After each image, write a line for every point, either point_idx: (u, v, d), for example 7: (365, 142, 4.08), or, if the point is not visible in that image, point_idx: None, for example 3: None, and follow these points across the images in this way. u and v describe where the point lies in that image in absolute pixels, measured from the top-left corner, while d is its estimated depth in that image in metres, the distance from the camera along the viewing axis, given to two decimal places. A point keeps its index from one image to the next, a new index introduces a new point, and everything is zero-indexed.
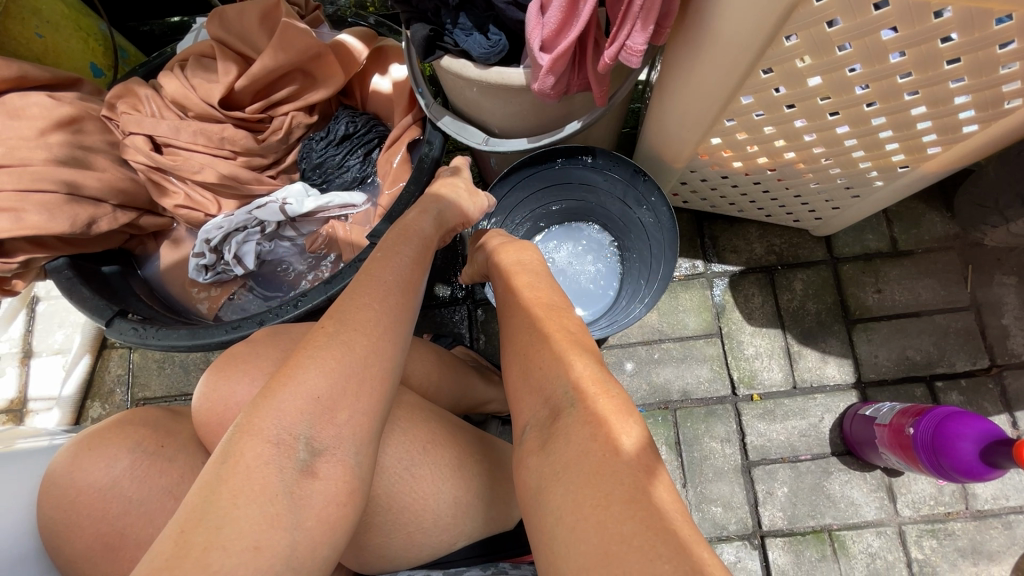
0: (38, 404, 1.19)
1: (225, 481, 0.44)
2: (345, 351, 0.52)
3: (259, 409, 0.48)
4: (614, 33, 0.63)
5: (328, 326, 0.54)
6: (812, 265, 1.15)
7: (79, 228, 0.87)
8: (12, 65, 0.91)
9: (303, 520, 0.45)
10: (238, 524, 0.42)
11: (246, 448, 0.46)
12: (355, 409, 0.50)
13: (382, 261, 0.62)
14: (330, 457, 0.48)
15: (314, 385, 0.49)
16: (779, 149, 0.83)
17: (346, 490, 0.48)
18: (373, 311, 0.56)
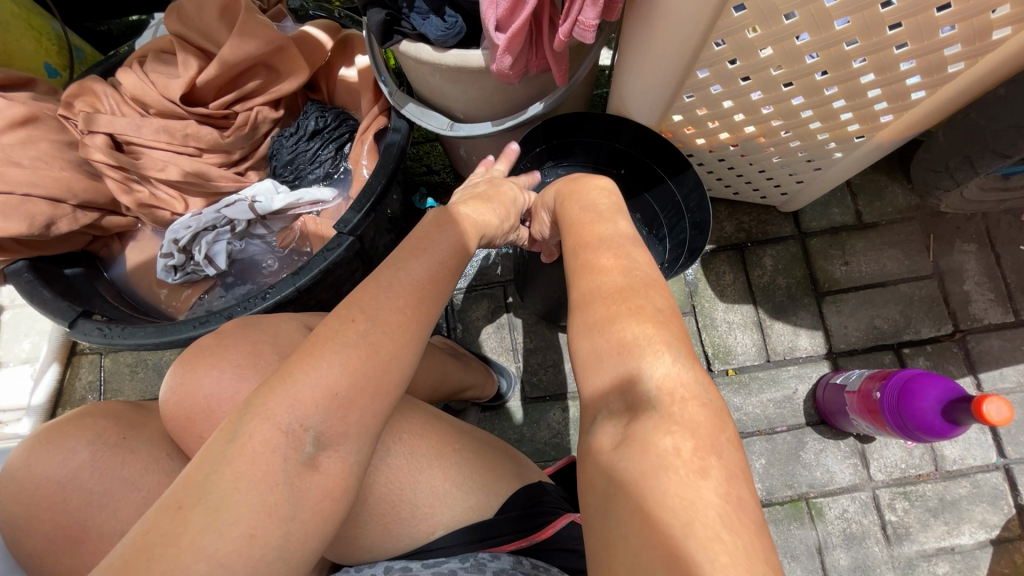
0: (7, 414, 1.16)
1: (229, 463, 0.43)
2: (370, 352, 0.48)
3: (277, 394, 0.46)
4: (567, 10, 0.63)
5: (358, 321, 0.49)
6: (780, 241, 1.17)
7: (38, 230, 0.85)
8: None
9: (299, 512, 0.44)
10: (236, 510, 0.41)
11: (255, 431, 0.44)
12: (367, 411, 0.48)
13: (410, 249, 0.59)
14: (334, 453, 0.46)
15: (332, 380, 0.47)
16: (739, 124, 0.84)
17: (339, 487, 0.47)
18: (404, 317, 0.52)
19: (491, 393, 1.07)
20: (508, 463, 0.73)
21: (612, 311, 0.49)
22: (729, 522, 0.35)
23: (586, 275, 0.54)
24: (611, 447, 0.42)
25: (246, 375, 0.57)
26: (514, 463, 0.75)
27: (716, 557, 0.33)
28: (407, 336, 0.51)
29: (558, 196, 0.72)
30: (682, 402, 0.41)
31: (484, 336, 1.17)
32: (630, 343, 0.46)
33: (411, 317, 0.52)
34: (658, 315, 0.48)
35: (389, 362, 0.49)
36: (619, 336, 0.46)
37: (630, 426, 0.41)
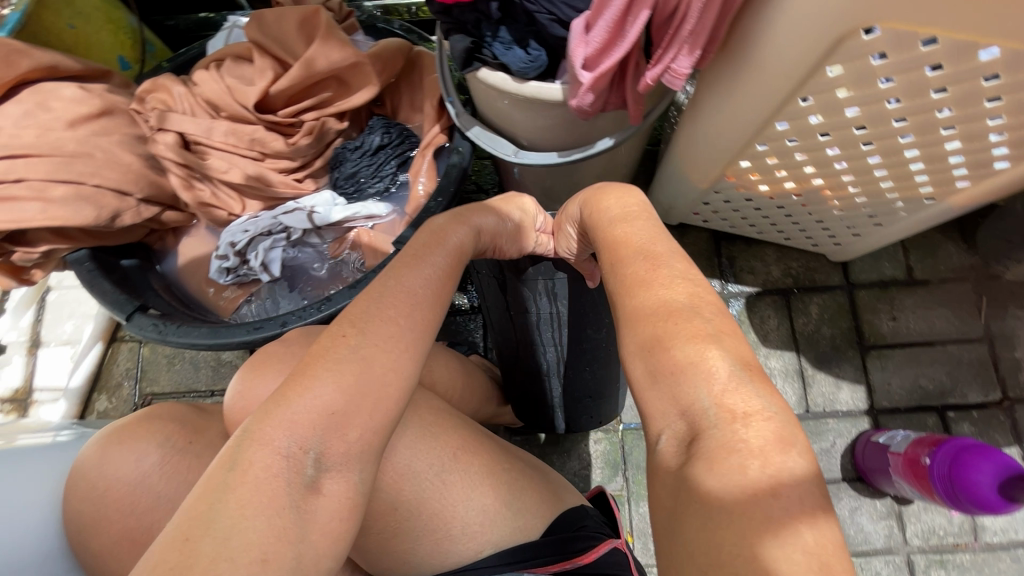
0: (44, 394, 1.17)
1: (231, 491, 0.40)
2: (363, 368, 0.46)
3: (273, 417, 0.44)
4: (659, 55, 0.63)
5: (349, 334, 0.47)
6: (827, 290, 1.15)
7: (104, 221, 0.87)
8: (44, 53, 0.90)
9: (309, 534, 0.41)
10: (246, 535, 0.38)
11: (256, 457, 0.42)
12: (367, 425, 0.45)
13: (412, 260, 0.56)
14: (337, 474, 0.44)
15: (327, 399, 0.44)
16: (808, 175, 0.83)
17: (347, 508, 0.45)
18: (396, 327, 0.49)
19: None
20: (541, 488, 0.71)
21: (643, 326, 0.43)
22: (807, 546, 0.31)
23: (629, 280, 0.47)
24: (670, 472, 0.38)
25: None
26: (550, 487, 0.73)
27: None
28: (403, 346, 0.48)
29: (585, 208, 0.62)
30: (746, 417, 0.36)
31: None
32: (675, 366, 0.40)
33: (405, 329, 0.49)
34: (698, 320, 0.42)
35: (386, 376, 0.47)
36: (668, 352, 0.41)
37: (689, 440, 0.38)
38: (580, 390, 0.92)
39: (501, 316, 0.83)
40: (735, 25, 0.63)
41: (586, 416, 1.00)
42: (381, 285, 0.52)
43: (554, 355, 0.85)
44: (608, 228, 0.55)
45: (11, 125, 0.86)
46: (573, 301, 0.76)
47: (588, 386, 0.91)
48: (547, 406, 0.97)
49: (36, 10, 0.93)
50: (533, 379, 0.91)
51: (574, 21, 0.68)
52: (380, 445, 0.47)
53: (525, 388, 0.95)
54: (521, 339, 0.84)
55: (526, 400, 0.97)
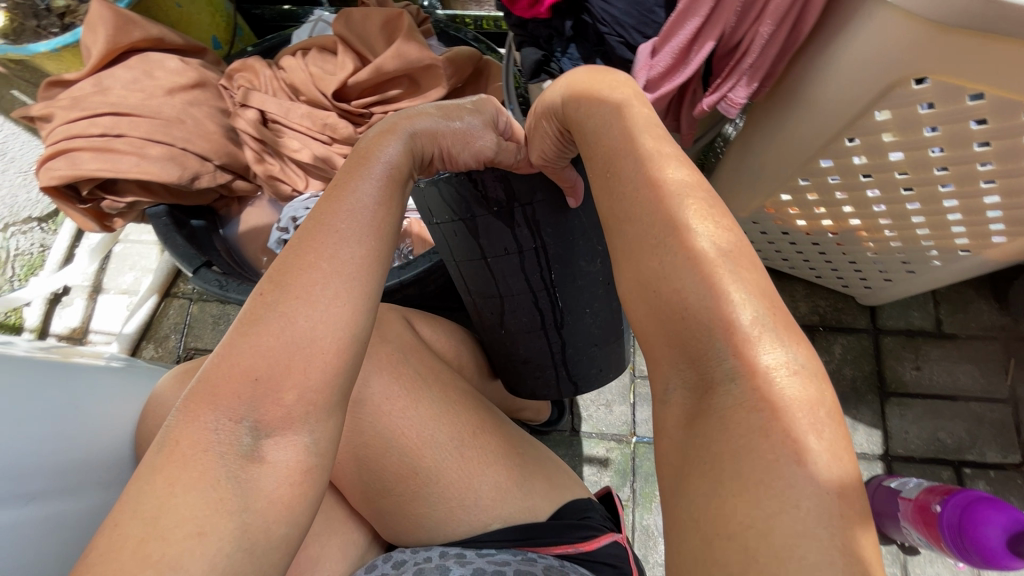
0: (99, 336, 1.27)
1: (156, 472, 0.40)
2: (283, 326, 0.44)
3: (199, 397, 0.43)
4: (717, 85, 0.68)
5: (267, 293, 0.45)
6: (853, 332, 1.17)
7: (185, 181, 0.94)
8: (154, 26, 0.99)
9: (251, 502, 0.40)
10: (177, 511, 0.38)
11: (182, 435, 0.41)
12: (303, 385, 0.43)
13: (332, 205, 0.51)
14: (280, 440, 0.43)
15: (251, 363, 0.43)
16: (845, 215, 0.87)
17: (297, 474, 0.43)
18: (319, 272, 0.46)
19: (544, 418, 1.10)
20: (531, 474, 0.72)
21: (646, 267, 0.42)
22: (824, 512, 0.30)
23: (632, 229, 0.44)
24: (678, 427, 0.38)
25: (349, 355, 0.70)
26: (545, 471, 0.74)
27: (800, 555, 0.29)
28: (328, 294, 0.45)
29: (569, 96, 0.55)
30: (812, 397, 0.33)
31: None
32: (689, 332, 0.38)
33: (331, 279, 0.46)
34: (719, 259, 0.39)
35: (315, 328, 0.44)
36: (679, 297, 0.39)
37: (698, 395, 0.37)
38: (577, 339, 0.85)
39: (480, 269, 0.78)
40: (794, 65, 0.68)
41: (595, 371, 0.92)
42: (316, 222, 0.49)
43: (548, 302, 0.80)
44: (603, 126, 0.51)
45: (117, 86, 0.96)
46: (558, 230, 0.73)
47: (585, 336, 0.85)
48: (546, 368, 0.88)
49: None
50: (529, 340, 0.85)
51: (641, 46, 0.74)
52: (336, 397, 0.45)
53: (519, 354, 0.88)
54: (507, 291, 0.80)
55: (521, 366, 0.89)
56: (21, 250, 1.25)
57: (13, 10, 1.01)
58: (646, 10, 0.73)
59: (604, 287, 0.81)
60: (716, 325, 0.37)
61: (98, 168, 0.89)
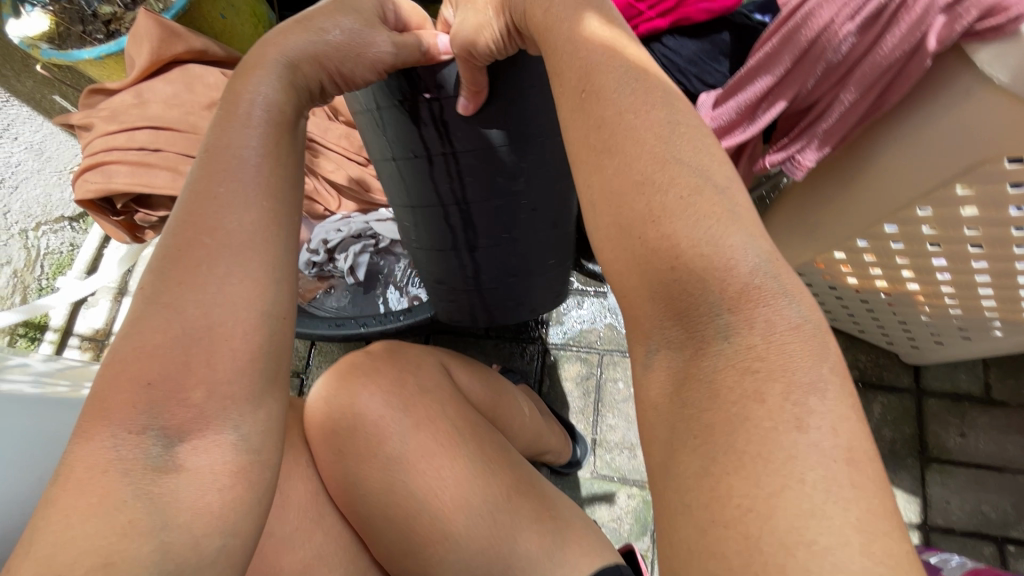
0: None
1: (52, 504, 0.34)
2: (171, 312, 0.38)
3: (92, 416, 0.37)
4: (785, 143, 0.64)
5: (146, 288, 0.39)
6: (894, 391, 1.11)
7: None
8: (199, 38, 0.98)
9: (171, 519, 0.35)
10: (75, 544, 0.33)
11: (78, 458, 0.36)
12: (208, 379, 0.38)
13: (205, 168, 0.41)
14: (198, 445, 0.37)
15: (140, 369, 0.37)
16: (903, 278, 0.82)
17: (227, 475, 0.38)
18: (206, 248, 0.39)
19: (567, 460, 1.05)
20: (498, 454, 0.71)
21: (627, 208, 0.34)
22: (839, 491, 0.27)
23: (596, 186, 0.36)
24: None
25: (389, 407, 0.68)
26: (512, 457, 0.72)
27: (811, 539, 0.26)
28: (219, 269, 0.39)
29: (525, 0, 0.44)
30: None
31: (570, 400, 1.15)
32: (680, 293, 0.32)
33: (220, 255, 0.39)
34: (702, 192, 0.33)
35: (209, 314, 0.38)
36: (670, 246, 0.32)
37: (689, 355, 0.32)
38: (497, 262, 0.78)
39: (392, 174, 0.66)
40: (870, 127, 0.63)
41: (512, 303, 0.88)
42: (194, 204, 0.40)
43: (461, 218, 0.69)
44: (573, 54, 0.40)
45: (156, 99, 0.94)
46: (474, 139, 0.59)
47: (505, 260, 0.77)
48: (461, 288, 0.83)
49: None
50: (442, 257, 0.76)
51: (702, 94, 0.70)
52: (265, 374, 0.40)
53: (436, 273, 0.81)
54: (415, 196, 0.68)
55: (434, 280, 0.84)
56: (51, 249, 1.25)
57: (60, 16, 1.02)
58: (710, 59, 0.69)
59: (527, 210, 0.70)
60: (713, 285, 0.32)
61: (132, 184, 0.87)
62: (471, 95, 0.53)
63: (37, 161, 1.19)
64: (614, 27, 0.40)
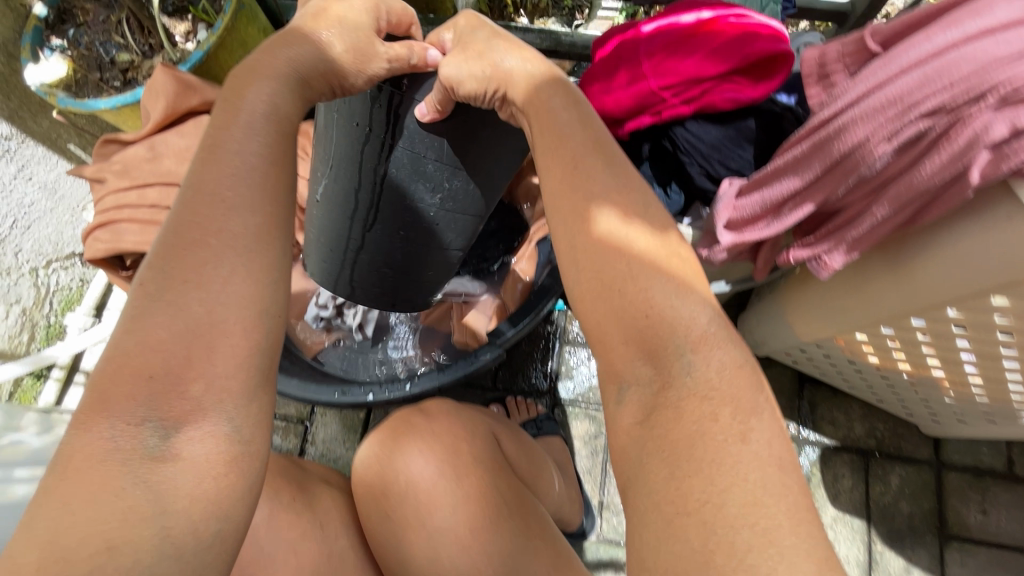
0: None
1: (48, 492, 0.34)
2: (174, 310, 0.39)
3: (89, 406, 0.37)
4: (811, 240, 0.62)
5: (145, 284, 0.39)
6: (913, 462, 1.08)
7: None
8: (215, 89, 0.98)
9: (170, 505, 0.36)
10: (78, 529, 0.33)
11: (75, 448, 0.36)
12: (210, 372, 0.39)
13: (204, 170, 0.43)
14: (196, 433, 0.38)
15: (146, 358, 0.38)
16: (928, 364, 0.78)
17: (223, 462, 0.38)
18: (209, 251, 0.40)
19: (578, 526, 1.01)
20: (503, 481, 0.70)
21: (610, 269, 0.39)
22: (797, 562, 0.30)
23: (580, 245, 0.41)
24: None
25: (438, 470, 0.69)
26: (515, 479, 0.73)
27: (754, 522, 0.31)
28: (224, 274, 0.40)
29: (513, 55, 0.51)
30: None
31: (578, 459, 1.12)
32: (650, 334, 0.37)
33: (224, 257, 0.41)
34: (666, 250, 0.40)
35: (213, 312, 0.39)
36: (650, 309, 0.38)
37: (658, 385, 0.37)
38: (416, 261, 0.76)
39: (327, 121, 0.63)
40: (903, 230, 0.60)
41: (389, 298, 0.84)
42: (194, 202, 0.42)
43: (369, 199, 0.66)
44: (579, 206, 0.42)
45: (169, 152, 0.94)
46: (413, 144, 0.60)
47: (424, 266, 0.78)
48: (383, 279, 0.79)
49: (216, 49, 1.01)
50: (330, 213, 0.71)
51: (723, 180, 0.69)
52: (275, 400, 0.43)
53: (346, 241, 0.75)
54: (334, 154, 0.64)
55: (343, 255, 0.77)
56: (61, 285, 1.24)
57: (78, 62, 1.03)
58: (732, 143, 0.68)
59: (426, 223, 0.70)
60: (679, 330, 0.37)
61: (141, 242, 0.86)
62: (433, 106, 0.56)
63: (50, 200, 1.19)
64: (628, 226, 0.40)
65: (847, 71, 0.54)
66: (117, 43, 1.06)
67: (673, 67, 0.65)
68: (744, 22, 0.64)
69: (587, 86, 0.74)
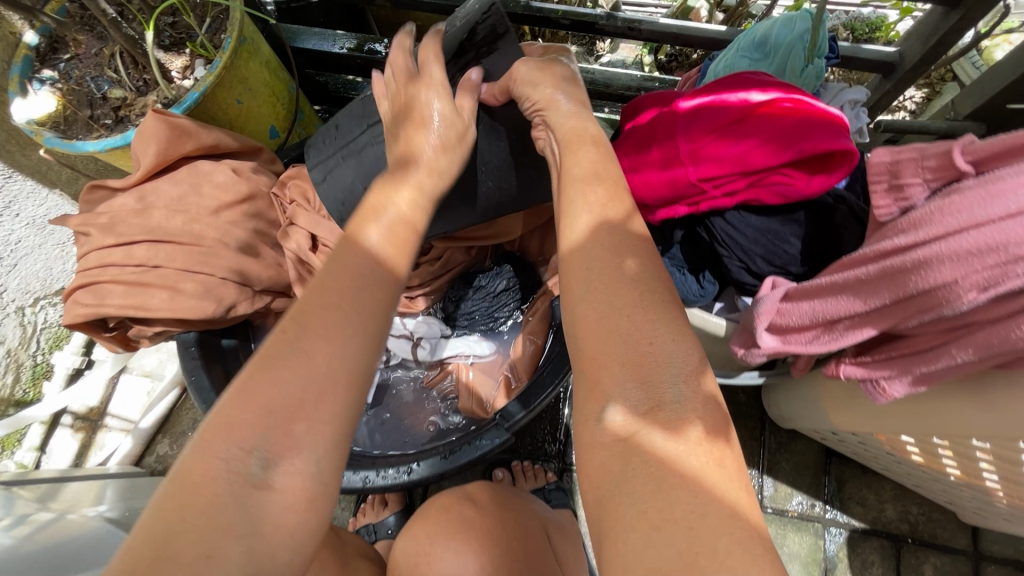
0: (115, 421, 1.20)
1: (170, 502, 0.40)
2: (301, 365, 0.46)
3: (217, 424, 0.44)
4: (866, 361, 0.54)
5: (288, 330, 0.47)
6: (949, 552, 1.00)
7: (221, 312, 0.86)
8: (212, 132, 0.92)
9: (260, 528, 0.41)
10: (192, 539, 0.39)
11: (196, 465, 0.42)
12: (314, 419, 0.45)
13: (352, 228, 0.56)
14: (290, 468, 0.44)
15: (274, 398, 0.44)
16: (983, 476, 0.70)
17: (303, 499, 0.44)
18: (341, 315, 0.49)
19: None
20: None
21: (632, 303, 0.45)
22: None
23: (598, 273, 0.47)
24: None
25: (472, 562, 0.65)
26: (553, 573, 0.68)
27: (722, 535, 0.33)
28: (346, 334, 0.48)
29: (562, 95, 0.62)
30: None
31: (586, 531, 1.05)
32: (647, 358, 0.42)
33: (347, 319, 0.49)
34: (690, 405, 0.40)
35: (332, 367, 0.47)
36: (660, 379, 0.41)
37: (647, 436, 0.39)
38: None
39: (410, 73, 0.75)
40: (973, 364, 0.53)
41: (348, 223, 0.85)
42: (323, 284, 0.50)
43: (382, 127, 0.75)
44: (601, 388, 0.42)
45: (160, 203, 0.88)
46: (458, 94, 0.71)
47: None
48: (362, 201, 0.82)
49: (213, 89, 0.94)
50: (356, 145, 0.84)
51: (766, 277, 0.61)
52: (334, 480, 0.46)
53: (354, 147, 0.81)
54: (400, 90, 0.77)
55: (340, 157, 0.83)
56: (49, 322, 1.20)
57: (68, 98, 0.96)
58: (777, 240, 0.61)
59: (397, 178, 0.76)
60: (678, 362, 0.41)
61: (127, 304, 0.82)
62: (498, 89, 0.67)
63: (38, 236, 1.12)
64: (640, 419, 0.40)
65: (926, 185, 0.47)
66: (109, 78, 1.00)
67: (714, 156, 0.58)
68: (802, 108, 0.56)
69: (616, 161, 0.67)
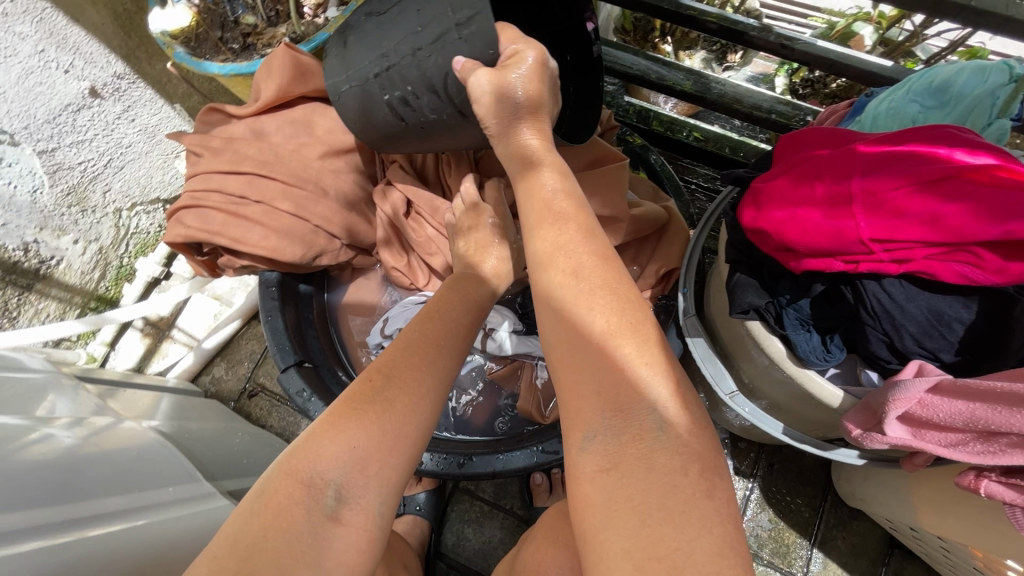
0: (181, 335, 1.25)
1: (256, 514, 0.43)
2: (385, 410, 0.49)
3: (298, 452, 0.47)
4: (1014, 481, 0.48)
5: (374, 379, 0.51)
6: None
7: (306, 259, 0.86)
8: None
9: (325, 561, 0.42)
10: (266, 557, 0.41)
11: (282, 487, 0.44)
12: (388, 461, 0.47)
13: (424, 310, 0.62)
14: (356, 505, 0.45)
15: (357, 437, 0.47)
16: None
17: (365, 540, 0.45)
18: (418, 371, 0.53)
19: None
20: None
21: None
22: None
23: (561, 300, 0.48)
24: None
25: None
26: None
27: None
28: (424, 387, 0.52)
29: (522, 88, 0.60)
30: None
31: None
32: (616, 388, 0.43)
33: (425, 378, 0.53)
34: None
35: (413, 413, 0.50)
36: None
37: None
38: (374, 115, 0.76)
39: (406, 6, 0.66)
40: None
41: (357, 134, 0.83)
42: (403, 348, 0.55)
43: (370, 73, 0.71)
44: None
45: (272, 136, 0.88)
46: (441, 61, 0.64)
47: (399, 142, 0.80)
48: (350, 111, 0.78)
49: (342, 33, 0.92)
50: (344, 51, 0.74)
51: (913, 360, 0.55)
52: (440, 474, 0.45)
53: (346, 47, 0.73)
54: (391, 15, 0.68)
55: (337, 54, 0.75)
56: (139, 229, 1.24)
57: (203, 16, 0.96)
58: (938, 321, 0.54)
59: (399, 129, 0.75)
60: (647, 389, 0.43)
61: (222, 232, 0.82)
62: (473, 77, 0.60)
63: (147, 144, 1.15)
64: None
65: None
66: (244, 3, 1.00)
67: (900, 214, 0.51)
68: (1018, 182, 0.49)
69: (767, 190, 0.59)
